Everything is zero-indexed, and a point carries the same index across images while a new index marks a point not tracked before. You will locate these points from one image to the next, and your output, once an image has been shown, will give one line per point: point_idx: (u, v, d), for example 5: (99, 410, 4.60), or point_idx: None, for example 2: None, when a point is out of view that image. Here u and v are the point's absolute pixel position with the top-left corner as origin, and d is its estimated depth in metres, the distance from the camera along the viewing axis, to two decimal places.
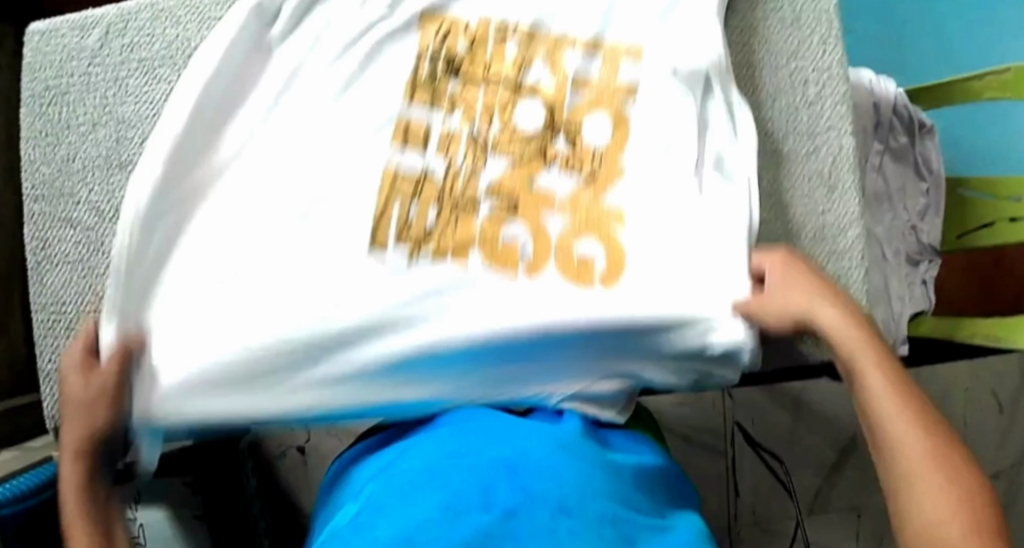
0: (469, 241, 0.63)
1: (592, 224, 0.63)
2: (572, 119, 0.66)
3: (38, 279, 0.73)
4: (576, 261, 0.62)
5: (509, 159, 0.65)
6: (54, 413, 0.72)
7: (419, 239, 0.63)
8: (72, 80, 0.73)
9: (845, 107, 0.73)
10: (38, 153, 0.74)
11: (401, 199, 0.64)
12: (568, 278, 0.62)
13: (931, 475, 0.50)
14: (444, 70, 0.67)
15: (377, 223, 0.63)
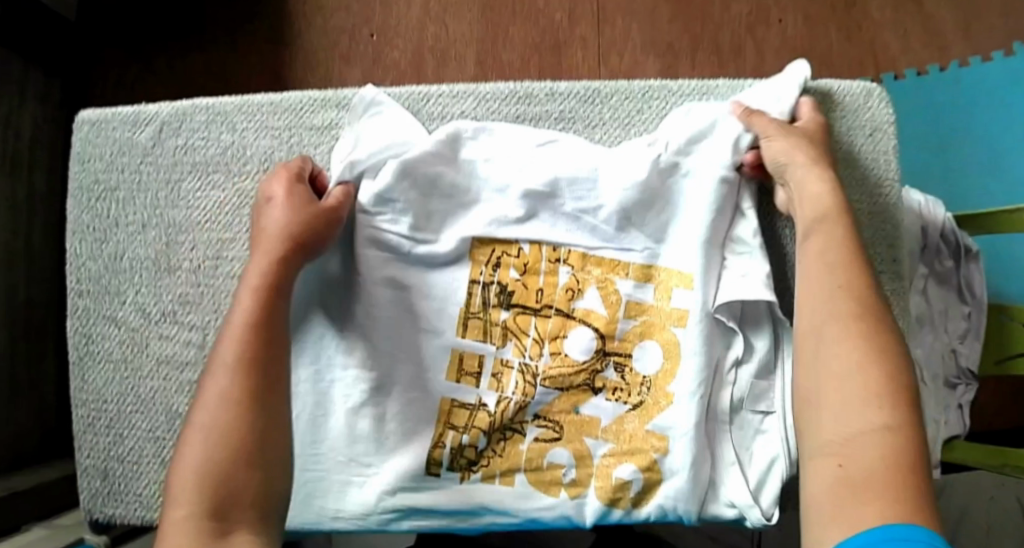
0: (515, 465, 0.65)
1: (633, 451, 0.64)
2: (622, 349, 0.65)
3: (78, 375, 0.72)
4: (615, 482, 0.63)
5: (558, 389, 0.65)
6: (88, 506, 0.72)
7: (468, 464, 0.65)
8: (124, 177, 0.74)
9: (900, 254, 0.73)
10: (86, 248, 0.74)
11: (455, 428, 0.65)
12: (603, 497, 0.64)
13: (828, 412, 0.50)
14: (498, 301, 0.66)
15: (432, 447, 0.65)
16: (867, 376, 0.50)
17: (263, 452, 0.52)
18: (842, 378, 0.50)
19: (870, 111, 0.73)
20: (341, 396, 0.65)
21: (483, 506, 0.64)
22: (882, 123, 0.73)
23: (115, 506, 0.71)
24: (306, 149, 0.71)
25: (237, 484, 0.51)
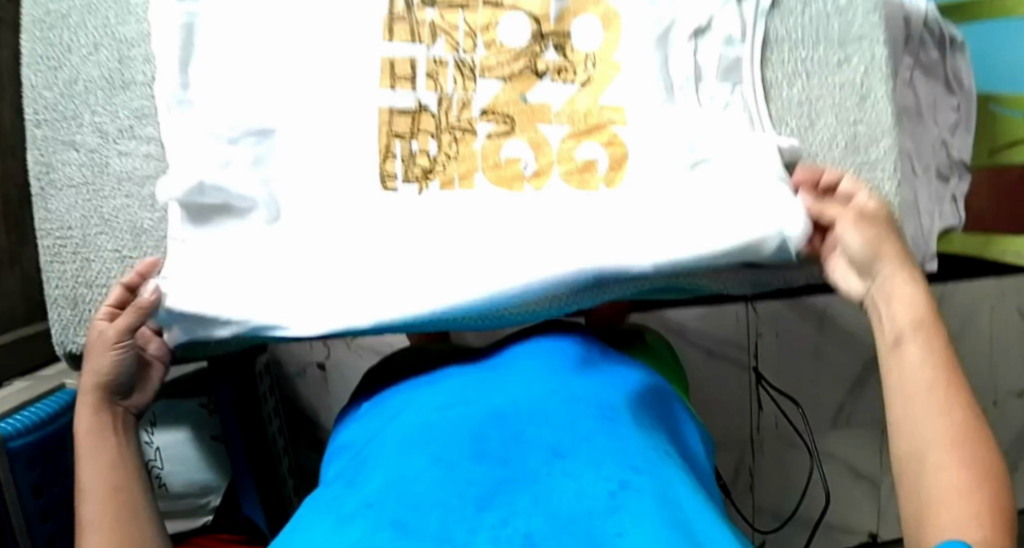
0: (473, 167, 0.65)
1: (594, 129, 0.66)
2: (573, 122, 0.66)
3: (41, 205, 0.71)
4: (580, 163, 0.66)
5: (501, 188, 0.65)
6: (61, 340, 0.71)
7: (426, 170, 0.65)
8: (73, 2, 0.71)
9: (878, 17, 0.70)
10: (40, 78, 0.71)
11: (404, 137, 0.65)
12: (574, 186, 0.66)
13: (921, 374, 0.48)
14: (450, 109, 0.65)
15: (384, 160, 0.65)
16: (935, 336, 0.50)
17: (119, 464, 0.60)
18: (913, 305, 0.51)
19: None
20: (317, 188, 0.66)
21: None
22: None
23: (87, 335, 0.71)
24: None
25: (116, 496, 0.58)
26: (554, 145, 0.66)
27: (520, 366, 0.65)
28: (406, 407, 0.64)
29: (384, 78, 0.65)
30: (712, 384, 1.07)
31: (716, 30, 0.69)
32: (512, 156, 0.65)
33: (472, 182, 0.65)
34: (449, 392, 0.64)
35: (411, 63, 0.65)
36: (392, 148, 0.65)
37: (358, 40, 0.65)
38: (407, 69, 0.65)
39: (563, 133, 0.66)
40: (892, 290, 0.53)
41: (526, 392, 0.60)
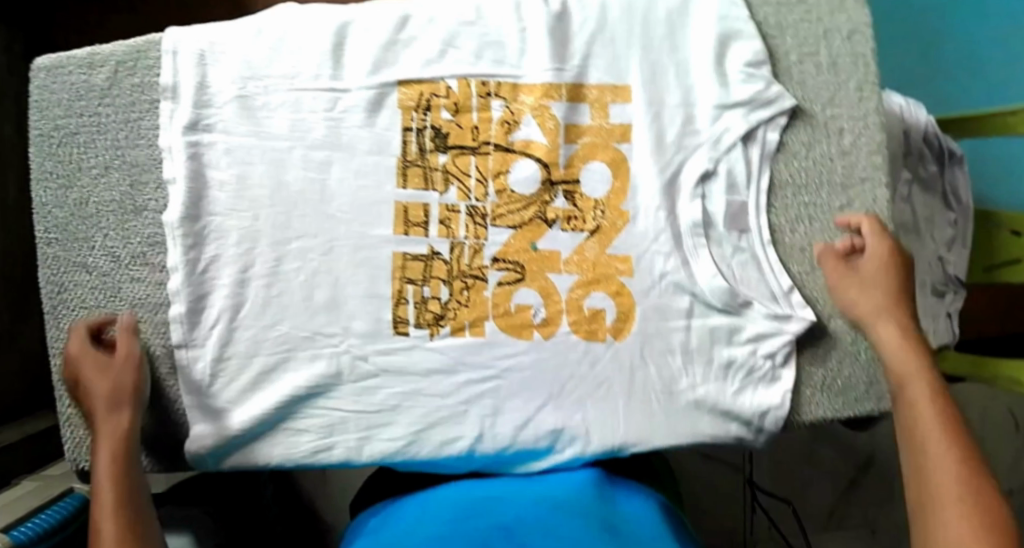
0: (483, 314, 0.67)
1: (600, 279, 0.68)
2: (581, 268, 0.68)
3: (53, 324, 0.72)
4: (588, 313, 0.68)
5: (507, 330, 0.67)
6: (73, 457, 0.73)
7: (436, 316, 0.67)
8: (84, 122, 0.71)
9: (880, 157, 0.71)
10: (50, 197, 0.72)
11: (416, 283, 0.67)
12: (581, 334, 0.68)
13: (926, 418, 0.59)
14: (462, 257, 0.67)
15: (396, 306, 0.67)
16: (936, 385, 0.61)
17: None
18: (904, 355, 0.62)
19: (846, 13, 0.71)
20: (325, 332, 0.67)
21: (447, 418, 0.67)
22: (861, 26, 0.71)
23: None
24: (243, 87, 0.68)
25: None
26: (564, 293, 0.68)
27: (524, 483, 0.66)
28: (412, 515, 0.65)
29: (397, 225, 0.66)
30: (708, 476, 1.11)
31: (724, 176, 0.69)
32: (522, 304, 0.67)
33: (483, 330, 0.67)
34: (457, 498, 0.64)
35: (425, 209, 0.67)
36: (404, 293, 0.67)
37: (376, 189, 0.67)
38: (421, 215, 0.66)
39: (572, 282, 0.68)
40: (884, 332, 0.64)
41: (530, 506, 0.61)
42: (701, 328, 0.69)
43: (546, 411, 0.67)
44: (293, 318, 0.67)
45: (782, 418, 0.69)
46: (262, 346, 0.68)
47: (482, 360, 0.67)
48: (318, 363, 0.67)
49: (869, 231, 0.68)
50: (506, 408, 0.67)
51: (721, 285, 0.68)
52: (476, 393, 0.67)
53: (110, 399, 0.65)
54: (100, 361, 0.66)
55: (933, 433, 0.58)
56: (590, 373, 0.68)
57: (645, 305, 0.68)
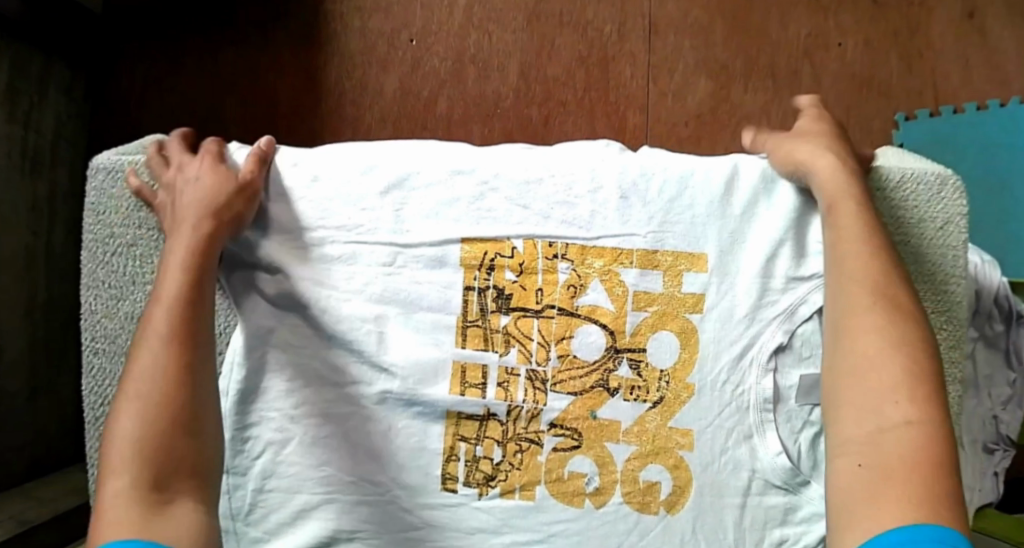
0: (535, 479, 0.65)
1: (660, 451, 0.66)
2: (639, 438, 0.65)
3: (94, 435, 0.69)
4: (643, 486, 0.66)
5: (557, 494, 0.65)
6: None
7: (486, 477, 0.65)
8: (142, 233, 0.68)
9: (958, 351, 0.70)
10: (100, 305, 0.69)
11: (467, 441, 0.65)
12: (635, 504, 0.66)
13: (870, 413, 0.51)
14: (517, 419, 0.65)
15: (446, 462, 0.65)
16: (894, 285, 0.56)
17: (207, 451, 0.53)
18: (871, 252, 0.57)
19: (941, 202, 0.69)
20: (372, 480, 0.66)
21: None
22: (956, 217, 0.69)
23: None
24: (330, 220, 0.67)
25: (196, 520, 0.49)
26: (619, 464, 0.65)
27: None
28: None
29: (454, 384, 0.65)
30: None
31: (799, 354, 0.67)
32: (575, 471, 0.65)
33: (532, 493, 0.65)
34: None
35: (482, 369, 0.65)
36: (455, 449, 0.65)
37: (439, 333, 0.66)
38: (478, 375, 0.65)
39: (629, 453, 0.66)
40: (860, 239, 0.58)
41: None
42: (752, 506, 0.67)
43: None
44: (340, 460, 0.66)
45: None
46: (304, 483, 0.66)
47: (529, 524, 0.65)
48: (361, 509, 0.66)
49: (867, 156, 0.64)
50: None
51: (782, 467, 0.66)
52: None
53: (182, 283, 0.58)
54: (213, 170, 0.65)
55: (892, 411, 0.50)
56: (639, 545, 0.65)
57: (702, 482, 0.66)
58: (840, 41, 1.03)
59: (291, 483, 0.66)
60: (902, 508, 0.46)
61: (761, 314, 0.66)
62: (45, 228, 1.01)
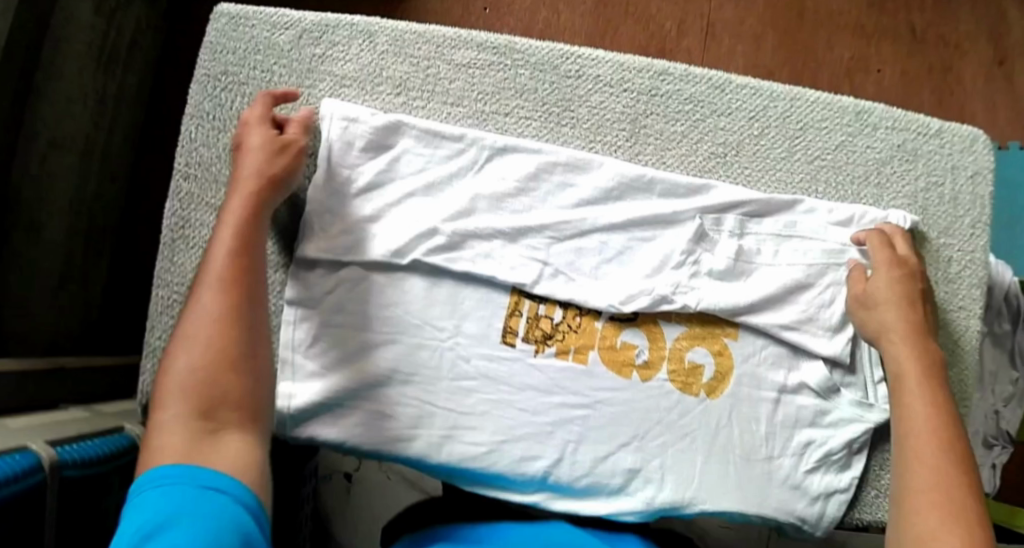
0: (590, 343, 0.68)
1: (708, 335, 0.69)
2: (690, 320, 0.69)
3: (168, 255, 0.73)
4: (688, 366, 0.69)
5: (609, 362, 0.68)
6: (146, 390, 0.73)
7: (545, 336, 0.68)
8: (254, 74, 0.74)
9: (979, 292, 0.75)
10: (201, 134, 0.74)
11: (533, 299, 0.69)
12: (678, 384, 0.69)
13: (922, 504, 0.55)
14: None
15: (510, 316, 0.68)
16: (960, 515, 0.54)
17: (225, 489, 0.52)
18: (928, 484, 0.56)
19: (974, 155, 0.75)
20: (435, 325, 0.68)
21: (528, 434, 0.68)
22: (984, 169, 0.75)
23: None
24: (441, 83, 0.71)
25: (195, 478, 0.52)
26: (670, 341, 0.69)
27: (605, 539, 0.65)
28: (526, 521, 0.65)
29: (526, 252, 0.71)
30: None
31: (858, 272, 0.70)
32: (629, 342, 0.69)
33: (586, 357, 0.68)
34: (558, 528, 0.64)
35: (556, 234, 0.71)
36: (520, 306, 0.68)
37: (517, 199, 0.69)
38: None
39: (680, 332, 0.69)
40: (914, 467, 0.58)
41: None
42: (784, 404, 0.70)
43: (627, 451, 0.68)
44: (407, 300, 0.68)
45: (845, 503, 0.71)
46: (371, 321, 0.69)
47: (579, 387, 0.68)
48: (420, 353, 0.68)
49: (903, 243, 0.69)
50: (587, 439, 0.68)
51: (820, 374, 0.70)
52: (565, 416, 0.68)
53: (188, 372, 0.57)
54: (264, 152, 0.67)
55: (921, 514, 0.55)
56: (679, 421, 0.69)
57: (743, 371, 0.70)
58: (879, 67, 1.10)
59: (358, 320, 0.69)
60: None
61: (827, 226, 0.70)
62: (100, 126, 0.99)
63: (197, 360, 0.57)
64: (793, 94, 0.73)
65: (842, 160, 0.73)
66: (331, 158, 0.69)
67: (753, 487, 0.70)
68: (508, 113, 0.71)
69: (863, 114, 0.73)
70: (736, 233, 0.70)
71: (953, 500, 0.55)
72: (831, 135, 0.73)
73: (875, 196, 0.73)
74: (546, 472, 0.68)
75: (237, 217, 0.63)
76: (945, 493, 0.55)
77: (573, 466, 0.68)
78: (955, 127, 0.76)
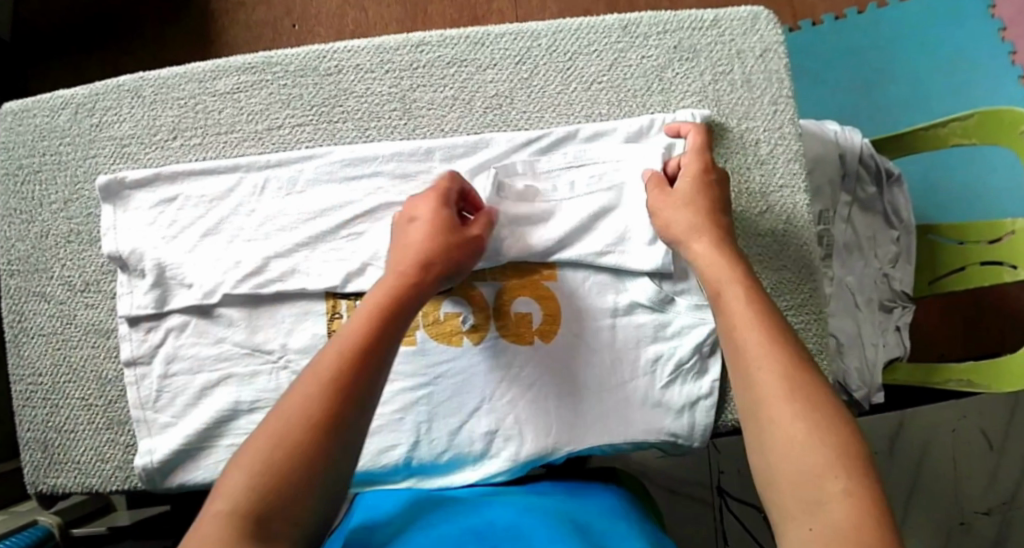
0: (414, 324, 0.70)
1: (525, 284, 0.70)
2: (504, 276, 0.70)
3: (15, 351, 0.76)
4: (515, 318, 0.70)
5: (437, 336, 0.70)
6: (33, 480, 0.75)
7: None
8: (44, 159, 0.75)
9: (798, 165, 0.73)
10: (14, 230, 0.76)
11: (348, 297, 0.70)
12: (509, 338, 0.70)
13: (783, 409, 0.53)
14: None
15: (330, 320, 0.70)
16: (813, 395, 0.53)
17: (280, 504, 0.50)
18: (771, 365, 0.54)
19: (758, 34, 0.74)
20: (265, 349, 0.70)
21: (378, 427, 0.70)
22: (772, 45, 0.74)
23: (56, 476, 0.74)
24: (211, 116, 0.73)
25: (263, 504, 0.50)
26: (491, 300, 0.70)
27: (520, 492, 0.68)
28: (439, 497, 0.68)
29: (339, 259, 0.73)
30: (691, 474, 1.06)
31: None
32: (450, 312, 0.70)
33: (414, 339, 0.70)
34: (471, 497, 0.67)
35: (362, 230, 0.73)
36: (338, 308, 0.70)
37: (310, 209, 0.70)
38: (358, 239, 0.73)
39: (498, 289, 0.70)
40: (751, 351, 0.56)
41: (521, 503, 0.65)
42: (620, 330, 0.70)
43: (478, 416, 0.70)
44: (233, 332, 0.71)
45: (712, 408, 0.70)
46: (206, 361, 0.71)
47: (416, 369, 0.70)
48: (259, 379, 0.70)
49: (693, 143, 0.69)
50: (438, 419, 0.69)
51: (649, 289, 0.70)
52: (410, 400, 0.70)
53: (326, 405, 0.54)
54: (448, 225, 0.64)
55: (786, 421, 0.52)
56: (523, 374, 0.70)
57: (571, 309, 0.70)
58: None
59: (194, 364, 0.71)
60: (835, 481, 0.49)
61: (619, 146, 0.71)
62: None
63: (311, 388, 0.54)
64: (554, 28, 0.73)
65: (619, 77, 0.73)
66: (142, 228, 0.72)
67: (615, 417, 0.70)
68: (281, 127, 0.72)
69: (629, 27, 0.73)
70: (525, 175, 0.70)
71: (805, 380, 0.54)
72: (600, 56, 0.73)
73: (662, 102, 0.73)
74: (405, 456, 0.69)
75: (390, 322, 0.58)
76: (790, 373, 0.54)
77: (429, 444, 0.69)
78: (733, 13, 0.75)
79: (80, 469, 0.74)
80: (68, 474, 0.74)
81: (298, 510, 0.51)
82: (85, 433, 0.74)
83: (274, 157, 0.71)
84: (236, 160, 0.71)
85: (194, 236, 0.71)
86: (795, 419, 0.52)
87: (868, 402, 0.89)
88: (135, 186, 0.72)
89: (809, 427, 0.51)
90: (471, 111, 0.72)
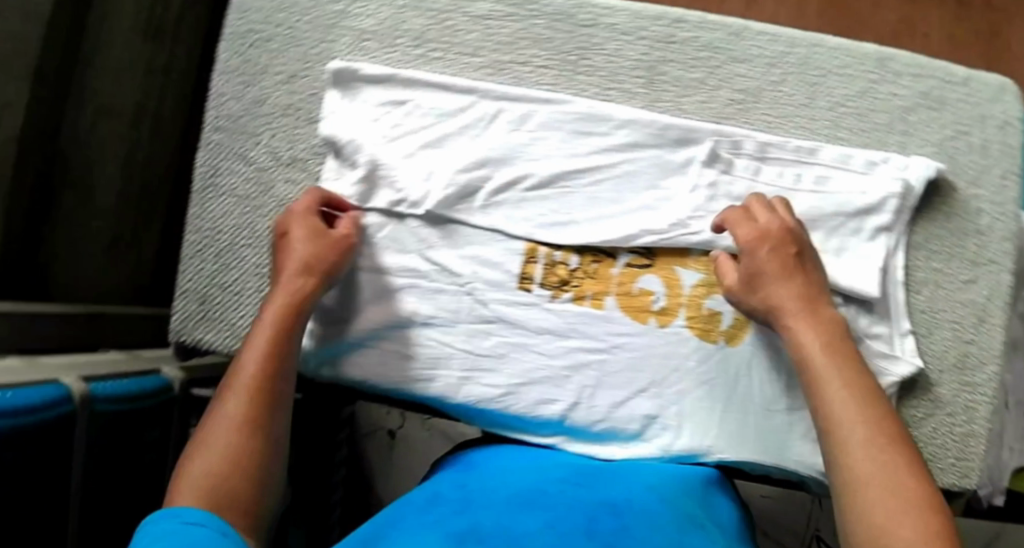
0: (606, 289, 0.70)
1: None
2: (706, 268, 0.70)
3: (198, 202, 0.75)
4: (706, 313, 0.69)
5: (626, 307, 0.70)
6: (177, 328, 0.76)
7: (561, 283, 0.71)
8: (278, 30, 0.75)
9: (1011, 245, 0.72)
10: (229, 88, 0.75)
11: (551, 245, 0.71)
12: (695, 331, 0.69)
13: (877, 493, 0.50)
14: None
15: (527, 264, 0.70)
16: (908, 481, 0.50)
17: (250, 490, 0.56)
18: (865, 452, 0.53)
19: (1004, 104, 0.73)
20: (454, 272, 0.70)
21: (543, 379, 0.70)
22: (1016, 118, 0.73)
23: (204, 331, 0.75)
24: (458, 35, 0.73)
25: (228, 484, 0.55)
26: (687, 288, 0.70)
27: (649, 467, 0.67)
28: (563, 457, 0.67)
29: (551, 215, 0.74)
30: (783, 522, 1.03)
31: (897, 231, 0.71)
32: (644, 288, 0.70)
33: (602, 303, 0.70)
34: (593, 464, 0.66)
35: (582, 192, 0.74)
36: (536, 253, 0.71)
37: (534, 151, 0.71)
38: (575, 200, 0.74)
39: (697, 280, 0.70)
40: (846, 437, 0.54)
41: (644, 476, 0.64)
42: None
43: (645, 398, 0.69)
44: (425, 244, 0.71)
45: None
46: (390, 265, 0.71)
47: (595, 333, 0.70)
48: (439, 298, 0.70)
49: (763, 210, 0.66)
50: (602, 389, 0.69)
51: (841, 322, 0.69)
52: (579, 361, 0.70)
53: (234, 427, 0.58)
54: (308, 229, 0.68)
55: (876, 500, 0.50)
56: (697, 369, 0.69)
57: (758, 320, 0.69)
58: (925, 30, 1.00)
59: (378, 265, 0.71)
60: None
61: (854, 178, 0.70)
62: None
63: (234, 411, 0.59)
64: (813, 41, 0.72)
65: (865, 107, 0.71)
66: (364, 122, 0.72)
67: (774, 438, 0.69)
68: (525, 63, 0.72)
69: (885, 61, 0.72)
70: (748, 176, 0.69)
71: (902, 465, 0.52)
72: (852, 82, 0.71)
73: (900, 144, 0.71)
74: (562, 415, 0.69)
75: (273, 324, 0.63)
76: (885, 457, 0.52)
77: (587, 411, 0.69)
78: (982, 76, 0.73)
79: (234, 332, 0.74)
80: (218, 333, 0.75)
81: (262, 507, 0.56)
82: (249, 300, 0.75)
83: (511, 90, 0.71)
84: (471, 83, 0.71)
85: (412, 142, 0.71)
86: (880, 490, 0.50)
87: (988, 500, 0.87)
88: (367, 81, 0.72)
89: (899, 498, 0.50)
90: (713, 100, 0.71)
